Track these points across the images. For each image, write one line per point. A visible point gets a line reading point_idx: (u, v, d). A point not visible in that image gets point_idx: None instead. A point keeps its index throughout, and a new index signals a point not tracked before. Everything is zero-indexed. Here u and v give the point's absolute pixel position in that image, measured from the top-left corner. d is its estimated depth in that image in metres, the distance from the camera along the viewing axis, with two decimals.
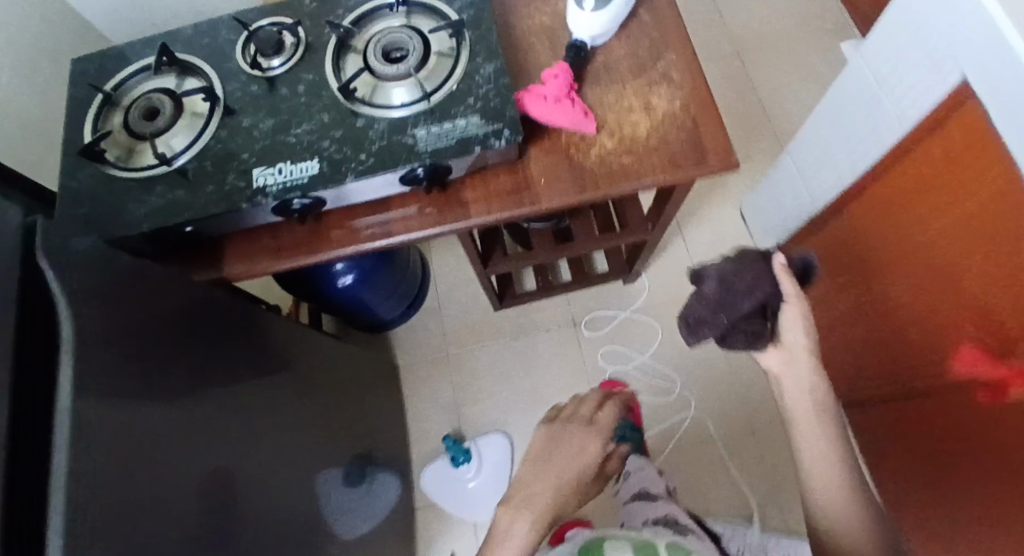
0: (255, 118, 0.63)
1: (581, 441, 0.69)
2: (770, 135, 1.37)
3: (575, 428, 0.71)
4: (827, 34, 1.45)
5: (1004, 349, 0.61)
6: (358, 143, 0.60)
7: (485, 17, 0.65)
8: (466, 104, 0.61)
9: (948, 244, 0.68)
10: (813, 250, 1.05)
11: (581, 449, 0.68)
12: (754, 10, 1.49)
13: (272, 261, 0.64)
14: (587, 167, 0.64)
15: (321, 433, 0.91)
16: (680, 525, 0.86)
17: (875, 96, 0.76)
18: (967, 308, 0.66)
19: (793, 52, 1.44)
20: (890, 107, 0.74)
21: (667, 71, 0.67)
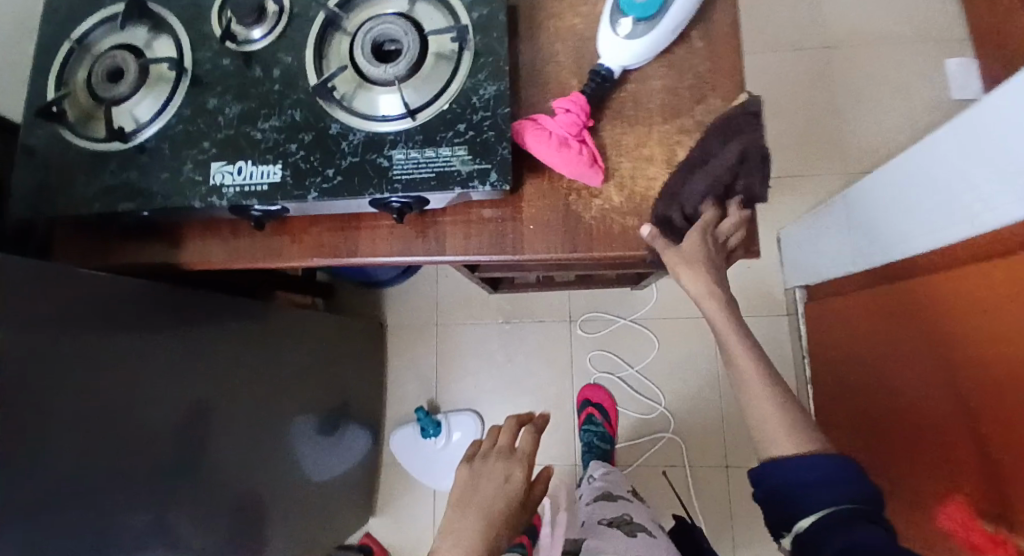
0: (223, 100, 0.56)
1: (503, 471, 0.55)
2: (834, 154, 1.25)
3: (495, 462, 0.56)
4: (935, 47, 1.28)
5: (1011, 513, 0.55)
6: (327, 155, 0.53)
7: (498, 20, 0.55)
8: (455, 131, 0.52)
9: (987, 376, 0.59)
10: (850, 298, 0.96)
11: (506, 481, 0.54)
12: (856, 5, 1.32)
13: (230, 259, 0.60)
14: (584, 221, 0.56)
15: (285, 397, 0.92)
16: (632, 524, 0.78)
17: (956, 176, 0.64)
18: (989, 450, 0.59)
19: (887, 62, 1.28)
20: (969, 200, 0.62)
21: (704, 120, 0.56)
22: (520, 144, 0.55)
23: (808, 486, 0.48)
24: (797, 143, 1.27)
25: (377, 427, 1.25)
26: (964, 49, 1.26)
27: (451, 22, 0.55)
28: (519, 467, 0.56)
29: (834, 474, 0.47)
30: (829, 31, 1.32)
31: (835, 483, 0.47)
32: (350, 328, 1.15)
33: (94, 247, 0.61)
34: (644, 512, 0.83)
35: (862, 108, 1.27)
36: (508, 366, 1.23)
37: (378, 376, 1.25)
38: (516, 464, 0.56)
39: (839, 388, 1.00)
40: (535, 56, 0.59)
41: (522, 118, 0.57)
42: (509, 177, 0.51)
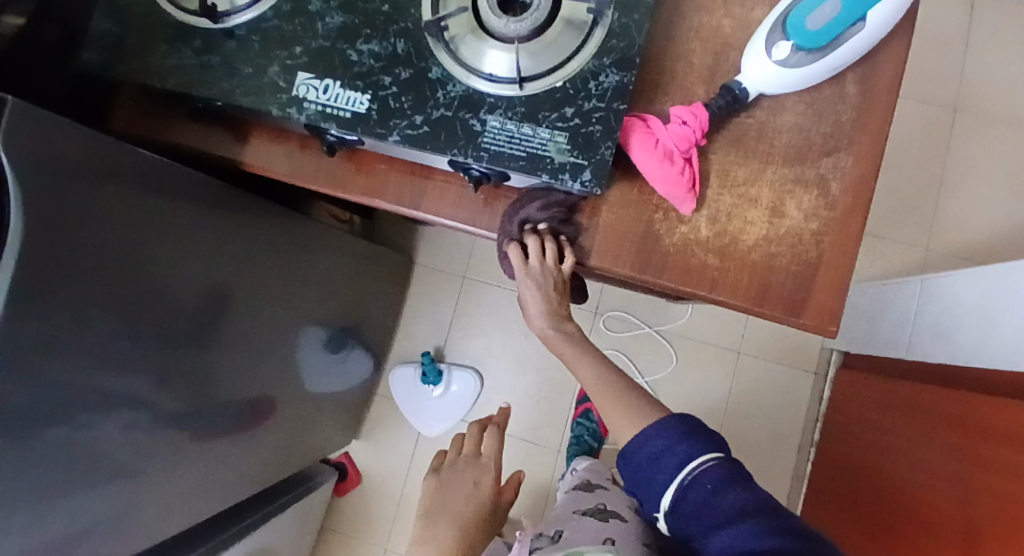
0: (326, 6, 0.52)
1: (472, 477, 0.72)
2: (921, 225, 1.17)
3: (463, 467, 0.73)
4: None
5: None
6: (421, 98, 0.49)
7: (644, 1, 0.49)
8: (561, 113, 0.48)
9: (994, 514, 0.60)
10: (898, 367, 0.92)
11: (475, 484, 0.71)
12: (1004, 71, 1.20)
13: (289, 175, 0.57)
14: (661, 246, 0.51)
15: (307, 311, 0.92)
16: (606, 512, 0.74)
17: None
18: None
19: (1015, 143, 1.18)
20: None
21: (827, 176, 0.51)
22: (621, 143, 0.50)
23: (651, 466, 0.51)
24: (889, 201, 1.19)
25: (380, 359, 1.26)
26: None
27: None
28: (484, 473, 0.72)
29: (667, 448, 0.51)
30: (964, 91, 1.20)
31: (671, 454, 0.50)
32: (380, 258, 1.13)
33: (156, 120, 0.59)
34: (622, 496, 0.81)
35: (972, 184, 1.18)
36: (521, 338, 1.23)
37: (394, 311, 1.25)
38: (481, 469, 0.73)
39: (841, 463, 0.98)
40: (667, 49, 0.53)
41: (630, 114, 0.52)
42: (603, 181, 0.47)
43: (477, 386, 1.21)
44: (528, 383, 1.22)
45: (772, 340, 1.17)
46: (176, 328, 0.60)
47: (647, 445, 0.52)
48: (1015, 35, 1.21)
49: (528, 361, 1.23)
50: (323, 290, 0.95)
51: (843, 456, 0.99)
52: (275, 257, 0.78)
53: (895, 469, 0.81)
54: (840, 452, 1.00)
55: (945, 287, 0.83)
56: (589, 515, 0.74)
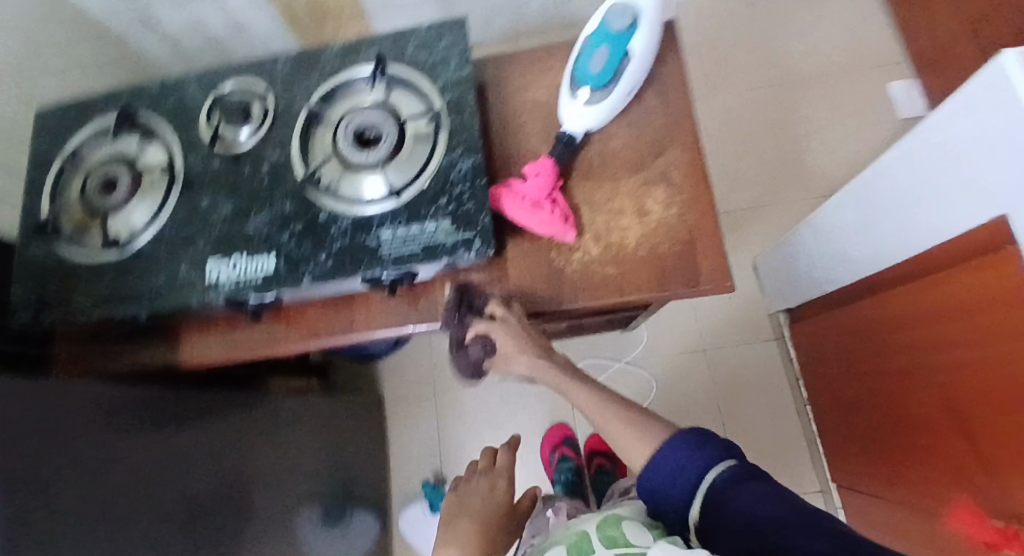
0: (215, 199, 0.59)
1: (487, 483, 0.67)
2: (796, 183, 1.33)
3: (479, 479, 0.68)
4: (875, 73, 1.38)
5: (982, 486, 0.63)
6: (318, 240, 0.56)
7: (468, 98, 0.59)
8: (438, 205, 0.55)
9: (959, 380, 0.64)
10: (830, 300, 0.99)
11: (490, 489, 0.66)
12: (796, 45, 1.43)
13: (226, 355, 0.61)
14: (567, 276, 0.58)
15: (295, 483, 0.91)
16: None
17: (914, 196, 0.67)
18: (960, 439, 0.66)
19: (834, 91, 1.38)
20: (910, 229, 0.69)
21: (666, 171, 0.61)
22: (497, 208, 0.58)
23: (673, 484, 0.51)
24: (760, 176, 1.34)
25: (384, 506, 1.22)
26: (906, 72, 1.36)
27: (426, 104, 0.59)
28: (499, 478, 0.67)
29: (684, 460, 0.51)
30: (775, 70, 1.42)
31: (688, 463, 0.50)
32: (348, 404, 1.15)
33: (89, 354, 0.62)
34: None
35: (818, 136, 1.36)
36: (510, 425, 1.24)
37: (380, 452, 1.23)
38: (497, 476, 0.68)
39: (836, 405, 1.01)
40: (504, 126, 0.64)
41: (497, 184, 0.60)
42: (492, 242, 0.54)
43: None
44: (534, 465, 1.22)
45: (727, 325, 1.24)
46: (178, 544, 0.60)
47: (662, 464, 0.51)
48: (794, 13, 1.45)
49: (525, 443, 1.23)
50: (303, 455, 0.95)
51: (833, 397, 1.02)
52: (247, 436, 0.79)
53: (875, 384, 0.85)
54: (829, 394, 1.03)
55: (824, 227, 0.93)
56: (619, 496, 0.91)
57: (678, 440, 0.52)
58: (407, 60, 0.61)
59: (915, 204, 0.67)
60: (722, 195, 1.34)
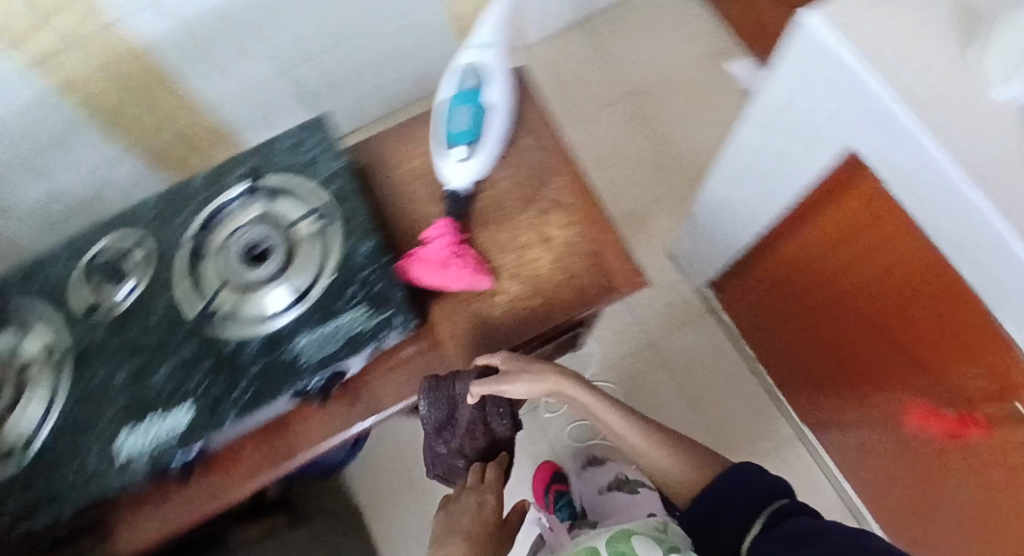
0: (111, 367, 0.55)
1: (475, 500, 0.61)
2: (678, 169, 1.37)
3: (467, 497, 0.61)
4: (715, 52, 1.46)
5: (925, 383, 0.68)
6: (232, 373, 0.53)
7: (349, 186, 0.59)
8: (348, 296, 0.54)
9: (868, 298, 0.70)
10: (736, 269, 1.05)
11: (479, 506, 0.60)
12: (639, 41, 1.46)
13: (159, 529, 0.53)
14: (497, 322, 0.59)
15: None
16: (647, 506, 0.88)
17: (761, 164, 0.71)
18: (891, 350, 0.71)
19: (687, 78, 1.43)
20: (768, 192, 0.74)
21: (557, 197, 0.63)
22: (409, 279, 0.58)
23: (724, 506, 0.54)
24: (649, 172, 1.37)
25: None
26: (738, 51, 1.45)
27: (308, 203, 0.58)
28: (487, 491, 0.61)
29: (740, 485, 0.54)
30: (625, 73, 1.44)
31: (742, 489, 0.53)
32: (334, 526, 1.05)
33: None
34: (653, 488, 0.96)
35: (685, 121, 1.40)
36: None
37: None
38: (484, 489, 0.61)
39: (782, 357, 1.06)
40: (393, 200, 0.64)
41: (402, 256, 0.60)
42: (412, 314, 0.54)
43: None
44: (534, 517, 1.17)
45: (664, 317, 1.27)
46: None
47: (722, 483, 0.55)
48: (625, 23, 1.48)
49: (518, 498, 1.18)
50: None
51: (777, 351, 1.07)
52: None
53: (805, 327, 0.91)
54: (773, 349, 1.08)
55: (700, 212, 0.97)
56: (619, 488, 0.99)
57: (737, 469, 0.55)
58: (278, 168, 0.61)
59: (764, 171, 0.72)
60: (617, 199, 1.36)
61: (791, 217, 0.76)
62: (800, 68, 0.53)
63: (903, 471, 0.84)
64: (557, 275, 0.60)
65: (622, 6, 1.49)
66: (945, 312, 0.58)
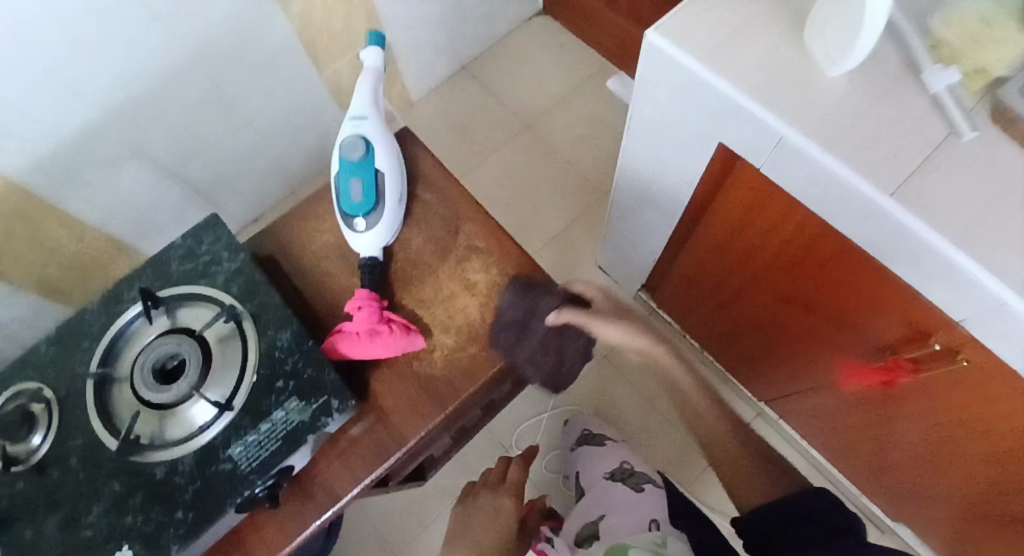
0: (38, 525, 0.49)
1: (492, 505, 0.75)
2: (583, 185, 1.41)
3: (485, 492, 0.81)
4: (595, 70, 1.52)
5: (845, 339, 0.72)
6: (169, 500, 0.49)
7: (258, 279, 0.58)
8: (277, 390, 0.52)
9: (775, 273, 0.74)
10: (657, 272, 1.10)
11: (495, 510, 0.74)
12: (523, 75, 1.53)
13: None
14: (439, 378, 0.58)
15: None
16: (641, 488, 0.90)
17: (656, 172, 0.77)
18: (807, 316, 0.75)
19: (575, 99, 1.49)
20: (667, 195, 0.80)
21: (471, 242, 0.64)
22: (339, 357, 0.56)
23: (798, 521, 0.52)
24: (559, 194, 1.40)
25: None
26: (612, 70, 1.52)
27: (216, 306, 0.56)
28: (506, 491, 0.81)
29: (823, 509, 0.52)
30: (516, 107, 1.49)
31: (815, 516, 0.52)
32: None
33: None
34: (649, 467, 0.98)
35: (581, 139, 1.45)
36: None
37: None
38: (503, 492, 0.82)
39: (721, 343, 1.11)
40: (310, 282, 0.63)
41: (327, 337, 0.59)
42: (348, 393, 0.53)
43: None
44: None
45: None
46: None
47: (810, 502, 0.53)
48: (506, 63, 1.54)
49: None
50: None
51: (715, 338, 1.11)
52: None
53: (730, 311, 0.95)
54: (711, 337, 1.13)
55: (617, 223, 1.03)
56: (621, 482, 0.93)
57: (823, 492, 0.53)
58: (177, 276, 0.58)
59: (659, 177, 0.78)
60: (536, 226, 1.38)
61: (691, 214, 0.81)
62: (662, 73, 0.59)
63: (854, 424, 0.88)
64: (490, 317, 0.60)
65: (498, 47, 1.55)
66: (840, 270, 0.62)
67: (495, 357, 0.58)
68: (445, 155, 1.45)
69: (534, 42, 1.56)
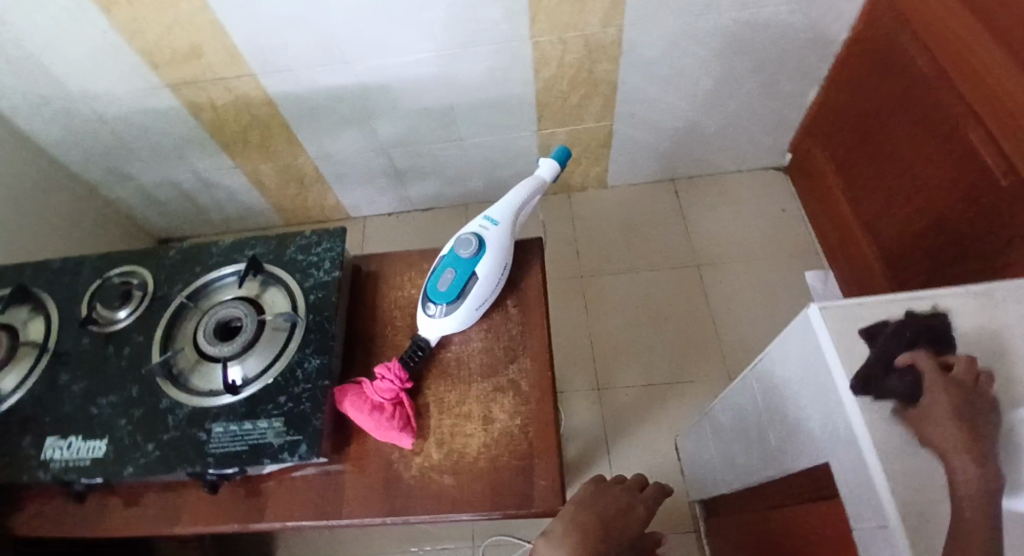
0: (73, 377, 0.60)
1: (626, 499, 0.61)
2: (714, 356, 1.27)
3: (613, 488, 0.62)
4: (801, 253, 1.37)
5: None
6: (152, 430, 0.56)
7: (331, 301, 0.62)
8: (276, 403, 0.57)
9: None
10: (724, 500, 0.96)
11: (630, 504, 0.60)
12: (723, 218, 1.44)
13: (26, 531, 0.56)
14: (404, 483, 0.57)
15: None
16: None
17: (765, 423, 0.69)
18: None
19: (761, 269, 1.36)
20: (765, 449, 0.70)
21: (515, 379, 0.62)
22: (340, 407, 0.59)
23: None
24: (682, 347, 1.29)
25: None
26: (822, 261, 1.36)
27: (290, 305, 0.62)
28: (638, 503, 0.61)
29: None
30: (697, 244, 1.42)
31: None
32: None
33: None
34: None
35: (740, 310, 1.32)
36: None
37: None
38: (634, 496, 0.61)
39: None
40: (374, 324, 0.67)
41: (349, 381, 0.62)
42: (320, 448, 0.55)
43: None
44: None
45: None
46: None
47: None
48: (717, 200, 1.46)
49: None
50: None
51: None
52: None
53: None
54: None
55: (712, 426, 0.93)
56: None
57: None
58: (284, 258, 0.66)
59: (765, 427, 0.69)
60: (642, 363, 1.29)
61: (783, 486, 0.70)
62: (804, 343, 0.53)
63: None
64: (484, 461, 0.57)
65: (717, 181, 1.49)
66: None
67: (461, 505, 0.55)
68: (605, 250, 1.44)
69: (756, 195, 1.46)
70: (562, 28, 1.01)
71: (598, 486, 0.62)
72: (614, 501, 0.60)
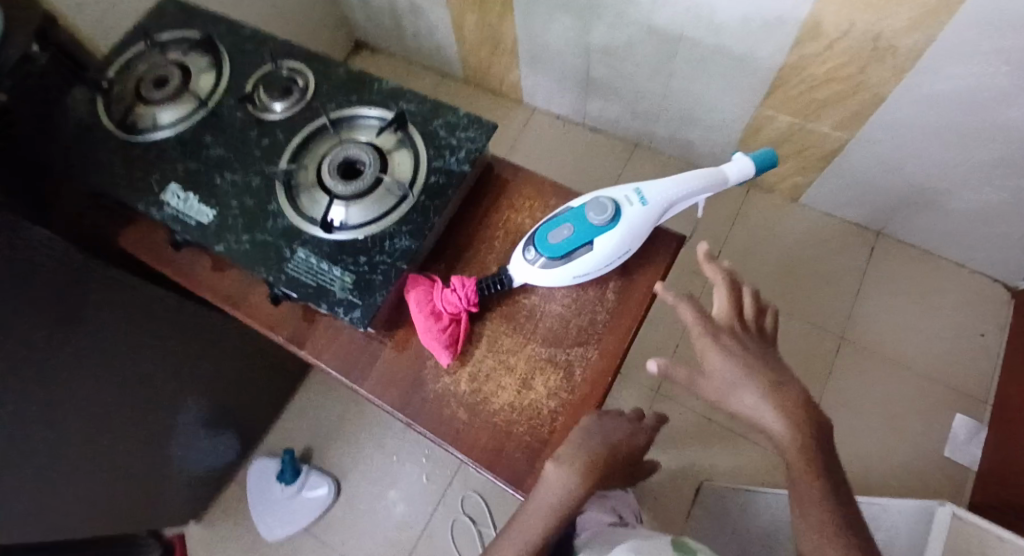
0: (215, 141, 0.64)
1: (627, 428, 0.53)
2: None
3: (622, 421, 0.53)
4: (967, 390, 1.12)
5: None
6: (252, 224, 0.60)
7: (447, 192, 0.60)
8: (355, 260, 0.57)
9: None
10: None
11: (633, 434, 0.53)
12: (902, 304, 1.20)
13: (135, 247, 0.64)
14: (423, 393, 0.57)
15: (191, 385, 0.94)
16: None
17: None
18: None
19: (908, 380, 1.14)
20: None
21: (572, 363, 0.57)
22: (406, 294, 0.59)
23: None
24: None
25: (250, 445, 1.23)
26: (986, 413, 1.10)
27: (411, 175, 0.61)
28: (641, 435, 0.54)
29: None
30: (854, 314, 1.21)
31: None
32: (281, 367, 1.20)
33: None
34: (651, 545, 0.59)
35: (854, 406, 1.13)
36: (392, 461, 1.21)
37: (279, 402, 1.25)
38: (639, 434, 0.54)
39: None
40: (475, 233, 0.64)
41: (426, 274, 0.61)
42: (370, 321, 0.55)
43: (328, 501, 1.18)
44: (395, 508, 1.18)
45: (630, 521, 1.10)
46: (59, 389, 0.67)
47: None
48: (909, 282, 1.21)
49: (392, 480, 1.20)
50: (219, 371, 0.99)
51: None
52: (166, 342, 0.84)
53: None
54: None
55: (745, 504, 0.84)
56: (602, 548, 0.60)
57: None
58: (429, 127, 0.64)
59: None
60: None
61: None
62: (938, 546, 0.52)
63: None
64: (501, 421, 0.55)
65: (921, 262, 1.22)
66: None
67: (460, 443, 0.55)
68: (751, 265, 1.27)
69: (959, 301, 1.19)
70: (860, 7, 0.80)
71: (603, 418, 0.52)
72: (620, 429, 0.52)
